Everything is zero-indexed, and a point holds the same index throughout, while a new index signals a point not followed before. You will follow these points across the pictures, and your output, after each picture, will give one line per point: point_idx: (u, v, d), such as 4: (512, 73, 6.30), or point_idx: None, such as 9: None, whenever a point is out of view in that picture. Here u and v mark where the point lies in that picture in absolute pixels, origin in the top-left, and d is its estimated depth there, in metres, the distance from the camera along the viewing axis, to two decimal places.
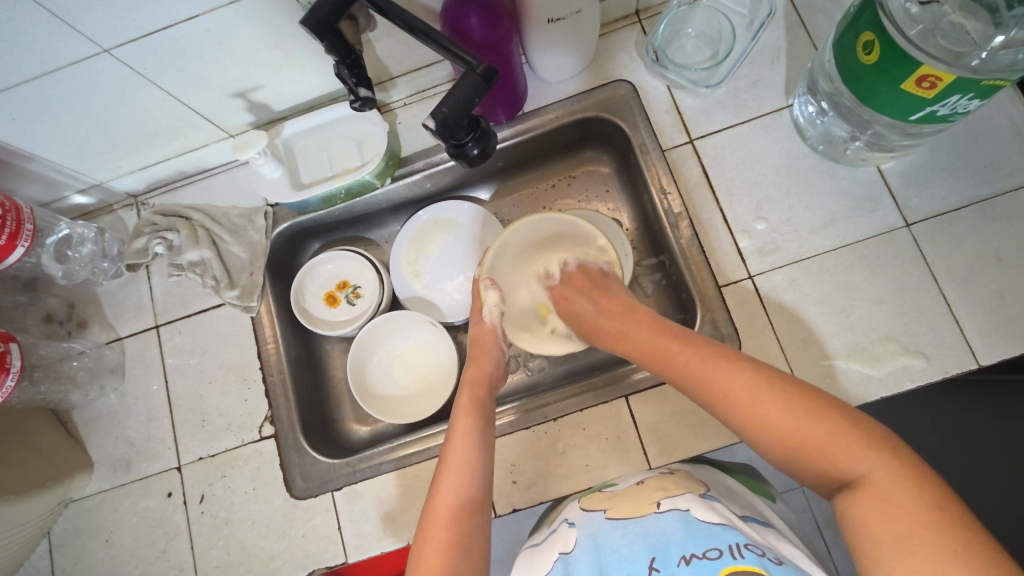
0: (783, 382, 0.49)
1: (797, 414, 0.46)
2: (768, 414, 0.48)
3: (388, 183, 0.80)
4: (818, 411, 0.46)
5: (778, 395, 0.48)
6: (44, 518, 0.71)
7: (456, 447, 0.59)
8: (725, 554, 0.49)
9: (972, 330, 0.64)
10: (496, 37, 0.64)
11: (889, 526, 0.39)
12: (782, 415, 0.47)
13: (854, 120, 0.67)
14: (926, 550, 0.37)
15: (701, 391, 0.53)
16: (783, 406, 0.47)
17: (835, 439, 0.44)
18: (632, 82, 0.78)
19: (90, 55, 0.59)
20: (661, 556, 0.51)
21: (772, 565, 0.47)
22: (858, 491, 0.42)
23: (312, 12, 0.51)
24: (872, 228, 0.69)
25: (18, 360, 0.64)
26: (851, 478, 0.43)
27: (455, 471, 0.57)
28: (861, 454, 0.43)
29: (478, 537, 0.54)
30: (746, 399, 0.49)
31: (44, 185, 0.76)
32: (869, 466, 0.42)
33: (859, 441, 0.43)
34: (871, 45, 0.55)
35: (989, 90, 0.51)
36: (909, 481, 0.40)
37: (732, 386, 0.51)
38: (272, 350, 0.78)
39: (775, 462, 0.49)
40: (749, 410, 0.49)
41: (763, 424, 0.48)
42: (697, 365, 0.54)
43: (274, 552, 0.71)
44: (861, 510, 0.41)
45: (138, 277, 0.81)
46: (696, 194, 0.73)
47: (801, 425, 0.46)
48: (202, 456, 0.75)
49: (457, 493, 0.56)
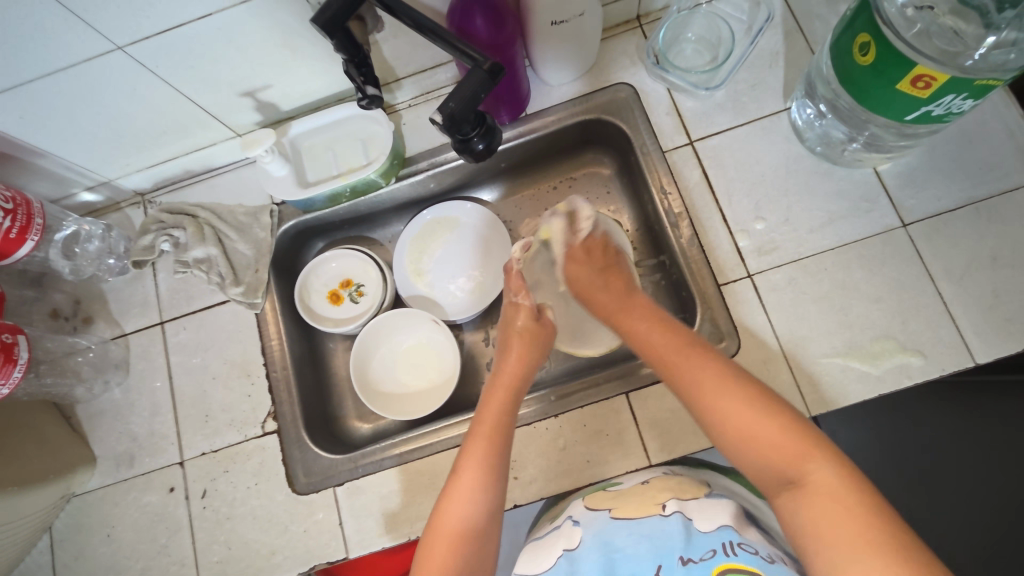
0: (754, 383, 0.53)
1: (760, 413, 0.51)
2: (736, 411, 0.52)
3: (393, 182, 0.81)
4: (777, 415, 0.50)
5: (742, 393, 0.52)
6: (46, 512, 0.72)
7: (476, 449, 0.59)
8: (719, 553, 0.50)
9: (969, 329, 0.65)
10: (501, 37, 0.65)
11: (837, 527, 0.44)
12: (745, 414, 0.51)
13: (852, 122, 0.68)
14: (869, 552, 0.42)
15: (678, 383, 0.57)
16: (752, 408, 0.51)
17: (790, 441, 0.49)
18: (634, 85, 0.79)
19: (104, 52, 0.60)
20: (665, 562, 0.52)
21: (767, 564, 0.48)
22: (808, 494, 0.46)
23: (323, 10, 0.52)
24: (871, 228, 0.70)
25: (26, 352, 0.65)
26: (801, 479, 0.47)
27: (474, 470, 0.58)
28: (813, 459, 0.47)
29: (488, 546, 0.56)
30: (716, 394, 0.53)
31: (53, 182, 0.77)
32: (818, 469, 0.47)
33: (812, 447, 0.48)
34: (867, 47, 0.56)
35: (982, 90, 0.52)
36: (854, 486, 0.45)
37: (703, 380, 0.55)
38: (277, 347, 0.78)
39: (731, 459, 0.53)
40: (715, 402, 0.53)
41: (726, 420, 0.52)
42: (673, 357, 0.58)
43: (275, 548, 0.71)
44: (809, 512, 0.46)
45: (144, 274, 0.82)
46: (696, 194, 0.75)
47: (761, 425, 0.50)
48: (204, 451, 0.75)
49: (475, 501, 0.56)
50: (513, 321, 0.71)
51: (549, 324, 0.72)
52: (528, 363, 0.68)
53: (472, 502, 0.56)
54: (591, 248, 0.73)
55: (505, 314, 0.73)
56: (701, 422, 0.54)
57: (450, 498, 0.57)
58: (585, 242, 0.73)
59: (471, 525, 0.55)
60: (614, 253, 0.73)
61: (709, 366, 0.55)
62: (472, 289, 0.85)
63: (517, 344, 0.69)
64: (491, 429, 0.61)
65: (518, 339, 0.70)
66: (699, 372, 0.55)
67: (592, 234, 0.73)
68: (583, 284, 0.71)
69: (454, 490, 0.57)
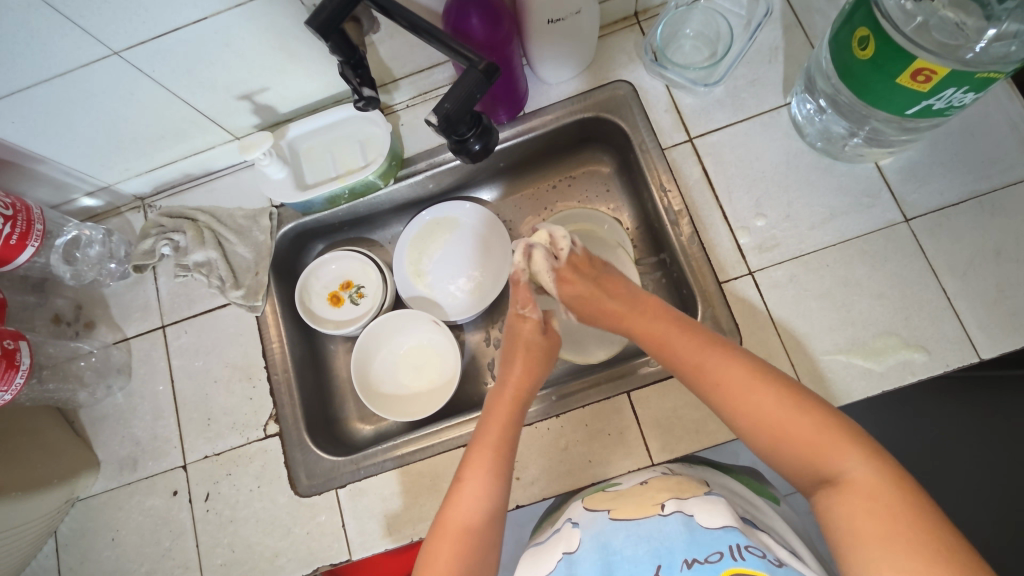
0: (783, 379, 0.53)
1: (793, 408, 0.51)
2: (766, 405, 0.52)
3: (392, 183, 0.81)
4: (811, 410, 0.50)
5: (775, 389, 0.52)
6: (50, 517, 0.72)
7: (480, 456, 0.60)
8: (726, 557, 0.48)
9: (972, 323, 0.64)
10: (498, 37, 0.65)
11: (872, 523, 0.43)
12: (778, 410, 0.51)
13: (852, 117, 0.67)
14: (911, 552, 0.41)
15: (705, 379, 0.57)
16: (783, 404, 0.51)
17: (824, 437, 0.48)
18: (632, 83, 0.79)
19: (100, 58, 0.61)
20: (666, 562, 0.50)
21: (775, 568, 0.47)
22: (843, 491, 0.46)
23: (318, 12, 0.52)
24: (872, 224, 0.69)
25: (28, 357, 0.65)
26: (836, 476, 0.47)
27: (479, 474, 0.58)
28: (846, 456, 0.47)
29: (488, 552, 0.56)
30: (747, 391, 0.53)
31: (53, 187, 0.78)
32: (853, 466, 0.46)
33: (846, 441, 0.48)
34: (866, 41, 0.56)
35: (984, 83, 0.51)
36: (891, 481, 0.45)
37: (730, 376, 0.55)
38: (278, 350, 0.79)
39: (765, 457, 0.53)
40: (746, 400, 0.53)
41: (758, 418, 0.52)
42: (698, 352, 0.58)
43: (279, 550, 0.71)
44: (844, 507, 0.45)
45: (145, 278, 0.82)
46: (696, 192, 0.74)
47: (794, 420, 0.50)
48: (207, 454, 0.76)
49: (477, 503, 0.57)
50: (520, 332, 0.71)
51: (556, 335, 0.72)
52: (534, 372, 0.68)
53: (474, 506, 0.57)
54: (575, 265, 0.69)
55: (511, 326, 0.72)
56: (733, 421, 0.54)
57: (455, 502, 0.57)
58: (568, 261, 0.69)
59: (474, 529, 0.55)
60: (599, 264, 0.69)
61: (741, 364, 0.55)
62: (472, 289, 0.85)
63: (522, 358, 0.69)
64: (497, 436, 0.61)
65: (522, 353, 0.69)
66: (729, 370, 0.55)
67: (573, 250, 0.69)
68: (584, 295, 0.69)
69: (459, 495, 0.57)
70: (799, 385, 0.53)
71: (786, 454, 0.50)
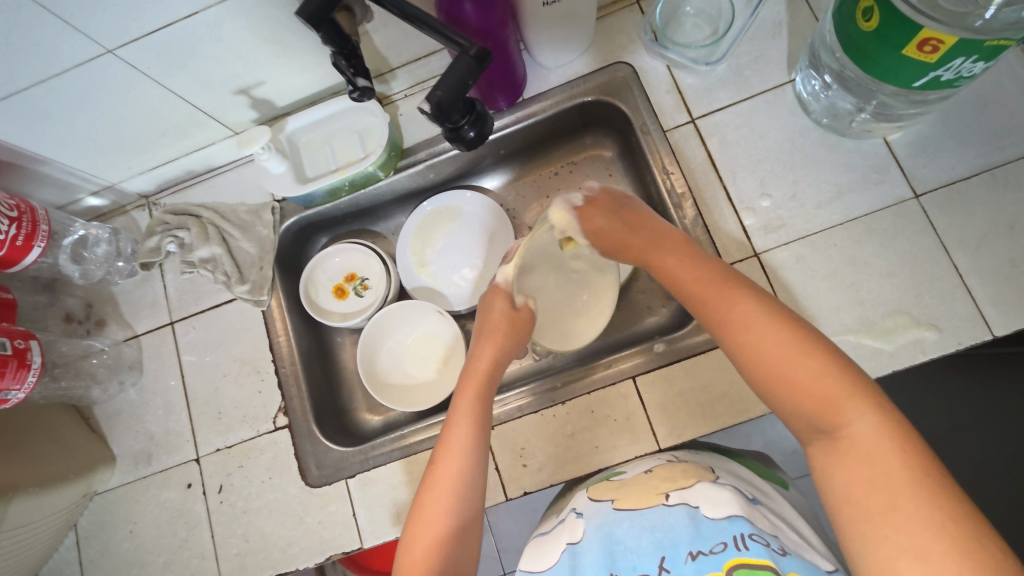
0: (792, 321, 0.51)
1: (795, 351, 0.49)
2: (769, 347, 0.50)
3: (391, 174, 0.81)
4: (813, 355, 0.48)
5: (776, 332, 0.50)
6: (69, 510, 0.74)
7: (453, 437, 0.60)
8: (729, 548, 0.48)
9: (985, 301, 0.63)
10: (491, 21, 0.63)
11: (870, 495, 0.42)
12: (778, 353, 0.49)
13: (859, 92, 0.65)
14: (910, 523, 0.39)
15: (712, 317, 0.56)
16: (782, 343, 0.50)
17: (826, 389, 0.46)
18: (633, 64, 0.77)
19: (96, 56, 0.61)
20: (670, 555, 0.50)
21: (778, 557, 0.46)
22: (842, 448, 0.44)
23: (308, 3, 0.51)
24: (883, 201, 0.68)
25: (39, 356, 0.66)
26: (835, 431, 0.45)
27: (453, 459, 0.59)
28: (851, 409, 0.45)
29: (472, 542, 0.56)
30: (755, 329, 0.52)
31: (59, 188, 0.78)
32: (855, 421, 0.44)
33: (850, 395, 0.45)
34: (871, 12, 0.54)
35: (994, 51, 0.49)
36: (891, 443, 0.42)
37: (737, 315, 0.54)
38: (284, 343, 0.79)
39: (770, 403, 0.51)
40: (749, 341, 0.51)
41: (763, 360, 0.50)
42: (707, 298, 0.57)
43: (291, 540, 0.72)
44: (843, 472, 0.44)
45: (153, 275, 0.83)
46: (699, 174, 0.73)
47: (796, 364, 0.48)
48: (219, 447, 0.77)
49: (452, 506, 0.56)
50: (490, 307, 0.72)
51: (527, 312, 0.72)
52: (502, 349, 0.69)
53: (454, 499, 0.57)
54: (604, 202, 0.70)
55: (484, 303, 0.73)
56: (732, 356, 0.53)
57: (433, 489, 0.57)
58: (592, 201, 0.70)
59: (450, 521, 0.55)
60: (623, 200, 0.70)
61: (749, 304, 0.54)
62: (475, 279, 0.85)
63: (493, 333, 0.70)
64: (470, 412, 0.62)
65: (499, 331, 0.70)
66: (734, 308, 0.54)
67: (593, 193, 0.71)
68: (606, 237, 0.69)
69: (436, 480, 0.58)
70: (803, 324, 0.51)
71: (789, 400, 0.48)
